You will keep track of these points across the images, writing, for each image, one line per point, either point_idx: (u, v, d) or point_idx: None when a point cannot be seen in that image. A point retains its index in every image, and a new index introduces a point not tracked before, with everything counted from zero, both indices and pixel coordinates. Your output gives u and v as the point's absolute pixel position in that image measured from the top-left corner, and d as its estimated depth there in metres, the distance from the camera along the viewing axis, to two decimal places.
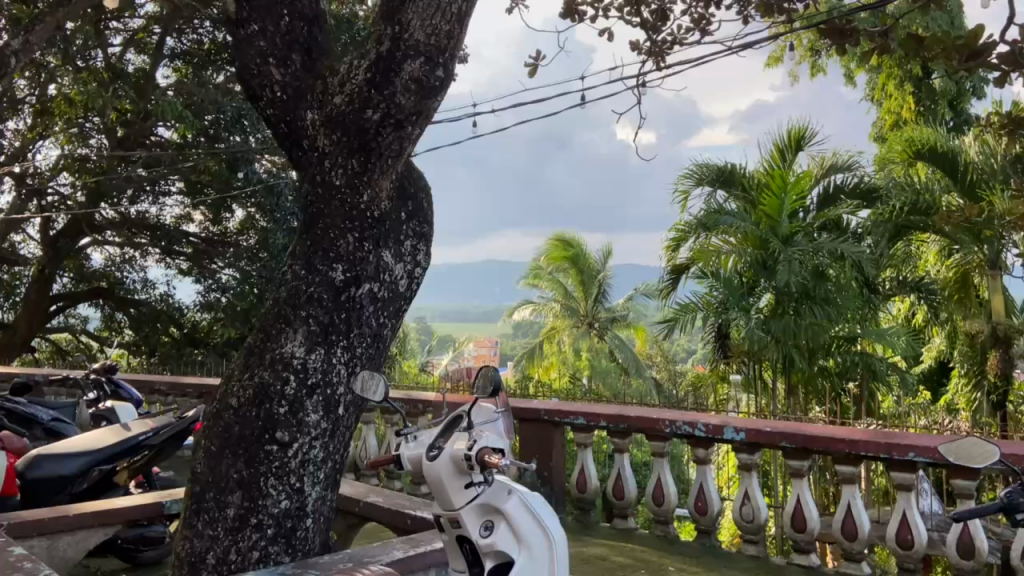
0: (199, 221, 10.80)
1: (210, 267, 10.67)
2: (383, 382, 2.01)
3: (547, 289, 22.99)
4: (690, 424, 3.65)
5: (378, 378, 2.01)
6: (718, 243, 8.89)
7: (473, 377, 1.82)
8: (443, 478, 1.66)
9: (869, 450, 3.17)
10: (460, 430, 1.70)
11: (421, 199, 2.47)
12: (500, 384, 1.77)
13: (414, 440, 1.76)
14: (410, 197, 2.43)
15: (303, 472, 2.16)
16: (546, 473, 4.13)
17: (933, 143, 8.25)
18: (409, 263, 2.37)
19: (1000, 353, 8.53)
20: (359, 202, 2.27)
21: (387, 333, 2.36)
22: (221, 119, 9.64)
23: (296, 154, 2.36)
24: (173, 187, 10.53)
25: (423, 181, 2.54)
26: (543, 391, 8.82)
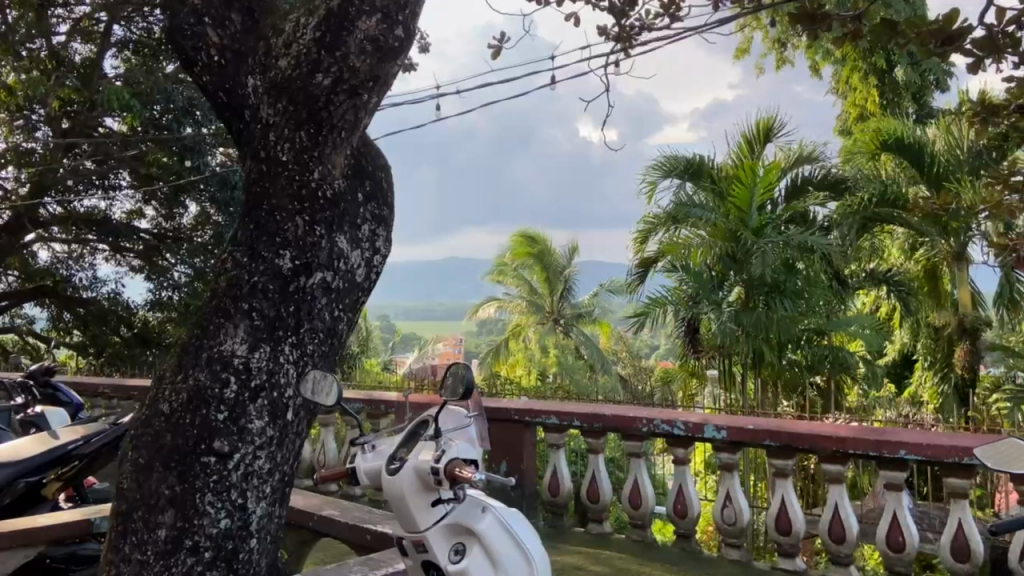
0: (150, 216, 10.34)
1: (162, 264, 10.25)
2: (336, 383, 1.79)
3: (512, 285, 22.79)
4: (668, 422, 3.45)
5: (329, 379, 1.78)
6: (688, 235, 8.83)
7: (442, 375, 1.58)
8: (406, 495, 1.48)
9: (859, 447, 3.01)
10: (426, 439, 1.50)
11: (380, 179, 2.23)
12: (472, 385, 1.52)
13: (373, 451, 1.57)
14: (367, 176, 2.18)
15: (246, 487, 1.91)
16: (515, 476, 3.90)
17: (899, 134, 8.48)
18: (367, 249, 2.13)
19: (966, 345, 8.77)
20: (309, 180, 2.01)
21: (342, 328, 2.11)
22: (171, 109, 9.19)
23: (237, 127, 2.10)
24: (124, 181, 10.07)
25: (381, 160, 2.30)
26: (511, 389, 8.61)
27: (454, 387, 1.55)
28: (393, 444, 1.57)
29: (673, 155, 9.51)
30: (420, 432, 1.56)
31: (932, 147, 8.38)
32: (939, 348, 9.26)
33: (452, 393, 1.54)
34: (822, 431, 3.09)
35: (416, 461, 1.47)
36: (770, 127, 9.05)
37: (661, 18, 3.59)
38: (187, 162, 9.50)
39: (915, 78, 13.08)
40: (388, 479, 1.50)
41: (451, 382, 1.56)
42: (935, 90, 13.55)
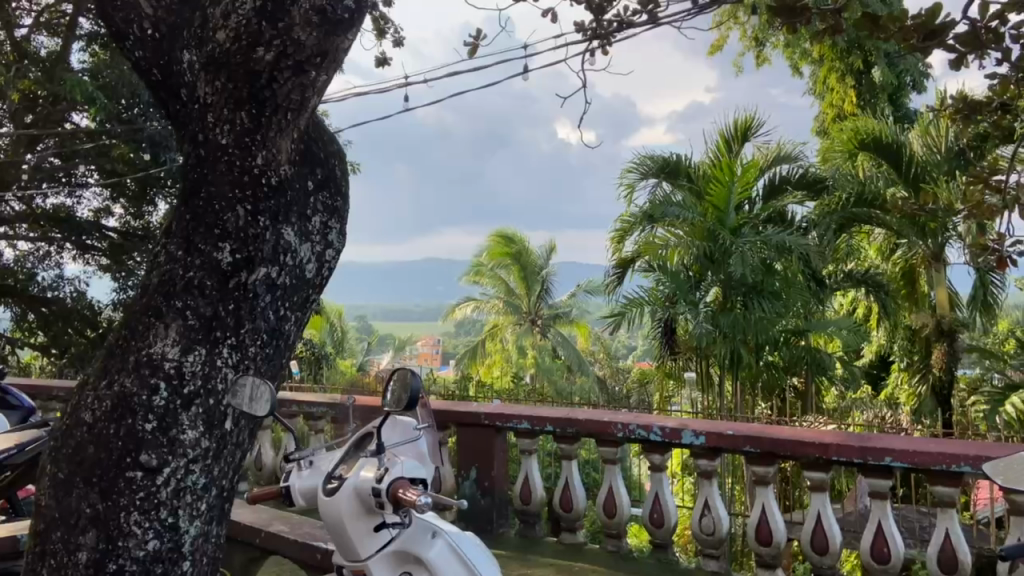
0: (118, 214, 10.04)
1: (129, 263, 9.98)
2: (271, 391, 1.61)
3: (489, 285, 22.59)
4: (644, 426, 3.29)
5: (265, 385, 1.61)
6: (664, 235, 8.65)
7: (387, 393, 1.64)
8: (345, 517, 1.54)
9: (842, 454, 2.87)
10: (368, 458, 1.56)
11: (333, 167, 2.05)
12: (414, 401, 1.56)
13: (311, 468, 1.67)
14: (318, 164, 2.00)
15: (179, 505, 1.73)
16: (485, 483, 3.73)
17: (877, 133, 8.41)
18: (319, 241, 1.95)
19: (945, 347, 8.70)
20: (253, 166, 1.83)
21: (291, 329, 1.93)
22: (138, 103, 8.88)
23: (173, 108, 1.92)
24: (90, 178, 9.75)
25: (335, 147, 2.12)
26: (487, 392, 8.43)
27: (396, 400, 1.61)
28: (334, 461, 1.66)
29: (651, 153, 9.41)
30: (363, 446, 1.65)
31: (911, 149, 8.36)
32: (915, 350, 9.24)
33: (395, 405, 1.60)
34: (805, 437, 2.96)
35: (355, 480, 1.55)
36: (749, 126, 8.97)
37: (639, 12, 3.46)
38: (155, 158, 9.24)
39: (892, 79, 13.12)
40: (327, 501, 1.57)
41: (392, 394, 1.63)
42: (912, 91, 13.60)
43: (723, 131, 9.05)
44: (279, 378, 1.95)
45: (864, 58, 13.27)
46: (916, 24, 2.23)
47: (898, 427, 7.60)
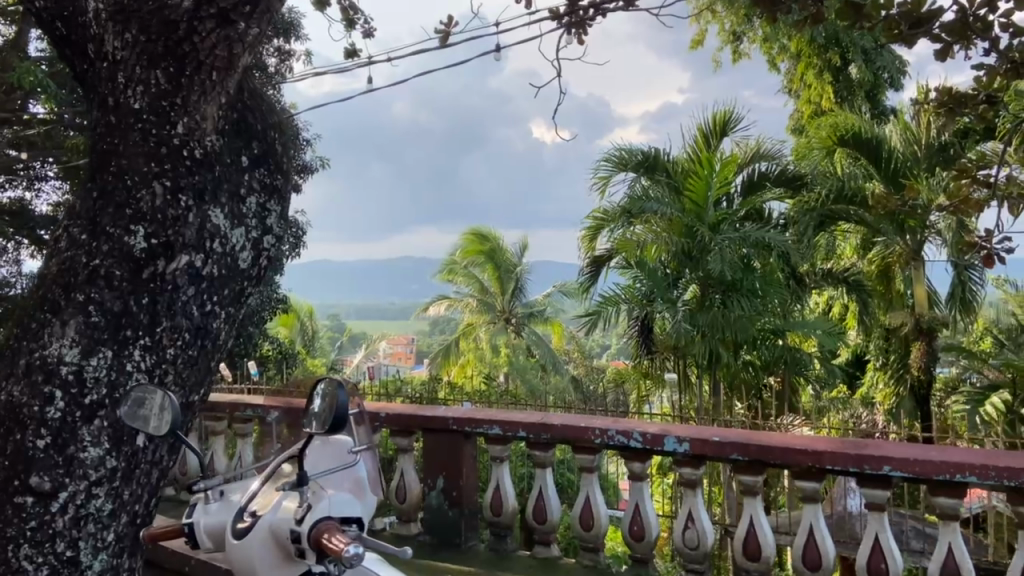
0: None
1: None
2: (171, 404, 1.44)
3: (462, 283, 22.26)
4: (624, 433, 3.05)
5: (167, 394, 1.45)
6: (640, 231, 8.45)
7: (311, 414, 1.47)
8: (257, 558, 1.41)
9: (837, 463, 2.66)
10: (287, 492, 1.43)
11: (270, 139, 2.09)
12: (339, 420, 1.38)
13: (220, 502, 1.55)
14: (253, 137, 2.05)
15: (80, 536, 1.77)
16: (453, 493, 3.46)
17: (857, 129, 8.44)
18: (256, 222, 1.99)
19: (923, 345, 8.55)
20: (178, 130, 1.83)
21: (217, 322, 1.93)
22: None
23: (82, 68, 1.92)
24: (50, 172, 9.29)
25: (273, 119, 2.14)
26: (458, 394, 8.16)
27: (320, 420, 1.44)
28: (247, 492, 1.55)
29: (628, 147, 9.22)
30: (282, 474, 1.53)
31: (890, 145, 8.33)
32: (893, 350, 9.15)
33: (318, 426, 1.42)
34: (797, 445, 2.74)
35: (273, 517, 1.41)
36: (727, 119, 8.80)
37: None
38: None
39: (869, 76, 13.10)
40: (236, 541, 1.44)
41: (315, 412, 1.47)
42: (889, 88, 13.59)
43: (701, 124, 8.89)
44: (205, 380, 1.97)
45: (841, 54, 13.25)
46: (902, 12, 2.17)
47: (877, 428, 7.51)
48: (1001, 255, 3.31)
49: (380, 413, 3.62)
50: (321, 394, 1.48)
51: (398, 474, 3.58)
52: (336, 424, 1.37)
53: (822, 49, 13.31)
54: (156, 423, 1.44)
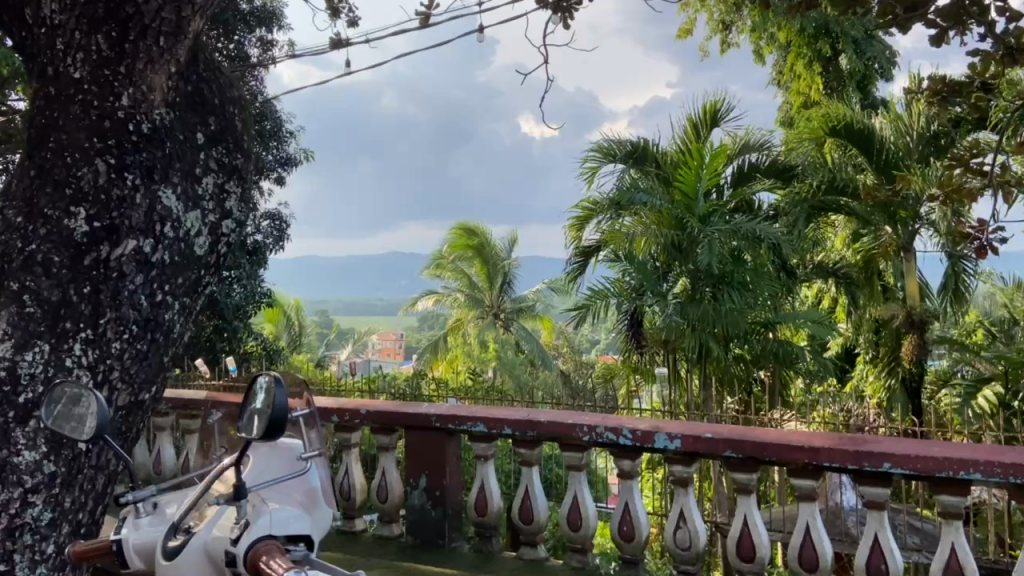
0: None
1: None
2: (98, 404, 1.43)
3: (450, 278, 22.09)
4: (613, 430, 2.93)
5: (94, 397, 1.43)
6: (628, 223, 8.36)
7: (244, 421, 1.38)
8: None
9: (834, 459, 2.54)
10: (224, 512, 1.40)
11: (229, 119, 2.48)
12: (271, 426, 1.28)
13: (151, 517, 1.51)
14: (210, 114, 2.43)
15: (15, 548, 2.12)
16: (436, 493, 3.34)
17: (848, 120, 8.35)
18: (212, 204, 2.39)
19: (914, 338, 8.48)
20: (128, 96, 2.23)
21: (169, 300, 2.31)
22: None
23: (35, 56, 2.32)
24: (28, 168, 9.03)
25: (233, 95, 2.54)
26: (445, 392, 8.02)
27: (255, 418, 1.34)
28: (180, 508, 1.52)
29: (617, 139, 9.11)
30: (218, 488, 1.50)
31: (881, 135, 8.28)
32: (883, 343, 9.09)
33: (253, 426, 1.33)
34: (793, 441, 2.63)
35: (208, 535, 1.38)
36: (717, 109, 8.70)
37: None
38: None
39: (860, 66, 13.04)
40: (164, 563, 1.39)
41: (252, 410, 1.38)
42: (880, 79, 13.52)
43: (691, 115, 8.77)
44: (157, 375, 2.36)
45: (831, 44, 13.18)
46: None
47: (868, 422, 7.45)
48: (993, 246, 3.25)
49: (360, 409, 3.49)
50: (259, 388, 1.38)
51: (380, 472, 3.46)
52: (273, 427, 1.27)
53: (812, 40, 13.24)
54: (76, 428, 1.44)
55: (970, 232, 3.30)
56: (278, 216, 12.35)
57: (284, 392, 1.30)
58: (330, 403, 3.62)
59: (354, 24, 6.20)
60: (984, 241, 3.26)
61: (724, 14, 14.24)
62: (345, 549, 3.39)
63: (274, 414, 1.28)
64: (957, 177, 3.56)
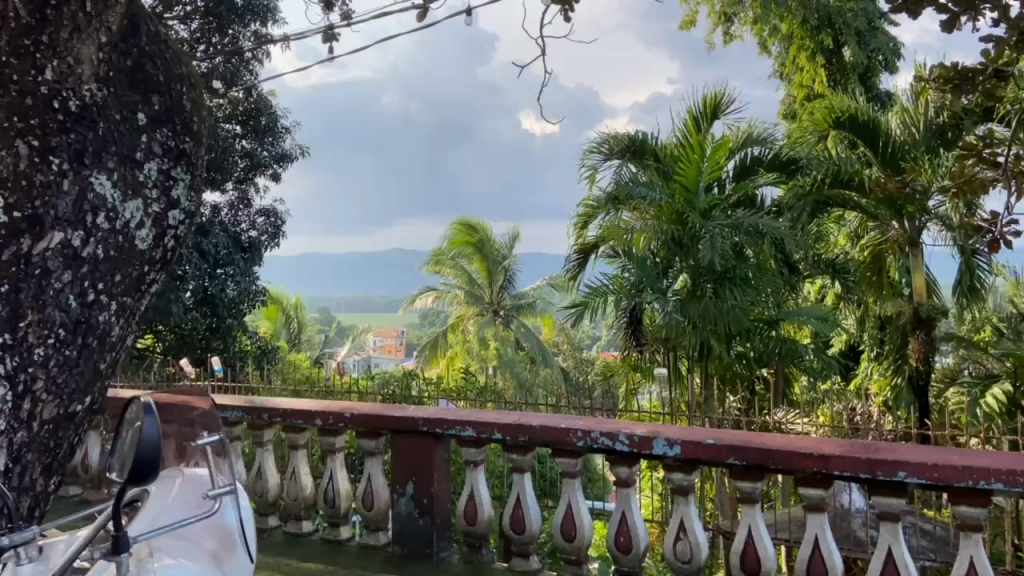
0: None
1: None
2: None
3: (450, 274, 21.88)
4: (609, 436, 2.76)
5: None
6: (629, 218, 8.18)
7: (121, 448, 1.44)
8: None
9: (845, 468, 2.39)
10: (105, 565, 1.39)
11: (175, 98, 2.28)
12: (140, 472, 1.19)
13: (34, 562, 1.47)
14: (153, 91, 2.23)
15: None
16: (423, 500, 3.18)
17: (853, 112, 8.15)
18: (157, 192, 2.20)
19: (921, 336, 8.28)
20: (53, 69, 2.03)
21: (105, 299, 2.11)
22: None
23: None
24: None
25: (180, 73, 2.34)
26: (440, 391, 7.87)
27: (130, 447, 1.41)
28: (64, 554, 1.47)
29: (616, 133, 8.97)
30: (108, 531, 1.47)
31: (888, 128, 8.12)
32: (888, 341, 8.92)
33: (125, 462, 1.25)
34: (800, 448, 2.47)
35: None
36: (717, 102, 8.54)
37: None
38: None
39: (863, 58, 12.88)
40: None
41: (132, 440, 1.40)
42: (884, 71, 13.35)
43: (691, 108, 8.60)
44: (91, 384, 2.14)
45: (834, 36, 13.01)
46: None
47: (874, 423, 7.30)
48: (1006, 240, 3.06)
49: (345, 412, 3.33)
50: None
51: (365, 477, 3.30)
52: (142, 470, 1.18)
53: (815, 31, 13.08)
54: None
55: (981, 224, 3.11)
56: (273, 212, 12.23)
57: (157, 427, 1.21)
58: (311, 406, 3.46)
59: (347, 17, 6.05)
60: (997, 235, 3.07)
61: (726, 5, 14.06)
62: (328, 559, 3.24)
63: (142, 456, 1.18)
64: (970, 167, 3.37)
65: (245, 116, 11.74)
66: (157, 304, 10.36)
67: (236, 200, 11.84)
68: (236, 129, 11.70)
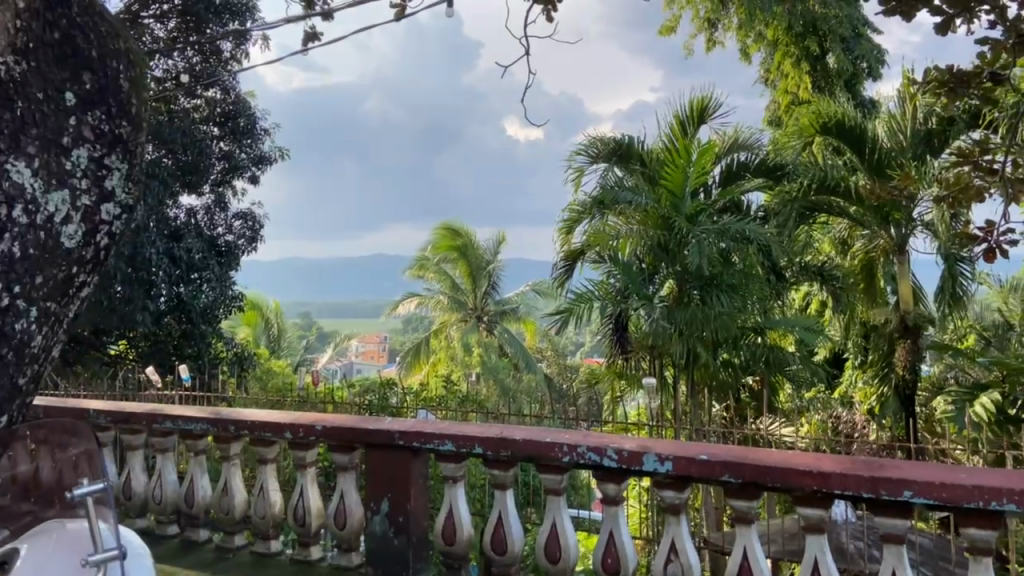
0: None
1: None
2: None
3: (433, 280, 21.59)
4: (597, 451, 2.60)
5: None
6: (615, 223, 8.02)
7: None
8: None
9: (847, 487, 2.24)
10: None
11: (112, 74, 1.99)
12: None
13: None
14: (85, 65, 1.94)
15: None
16: (399, 518, 3.00)
17: (840, 116, 8.10)
18: (87, 181, 1.92)
19: (908, 343, 8.21)
20: None
21: (24, 304, 1.84)
22: None
23: None
24: None
25: (122, 45, 2.05)
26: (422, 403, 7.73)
27: None
28: None
29: (601, 137, 8.87)
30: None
31: (874, 134, 8.06)
32: (874, 350, 8.86)
33: None
34: (799, 466, 2.31)
35: None
36: (704, 106, 8.45)
37: None
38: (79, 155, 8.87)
39: (847, 65, 12.91)
40: None
41: None
42: (868, 78, 13.39)
43: (678, 112, 8.49)
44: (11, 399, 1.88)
45: (818, 43, 13.03)
46: None
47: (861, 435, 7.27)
48: (1002, 249, 2.88)
49: (316, 425, 3.15)
50: None
51: (337, 494, 3.12)
52: None
53: (800, 38, 13.10)
54: None
55: (976, 234, 2.92)
56: (250, 216, 11.99)
57: None
58: (281, 417, 3.29)
59: (326, 16, 5.91)
60: (992, 243, 2.88)
61: (710, 10, 14.06)
62: None
63: None
64: (965, 174, 3.24)
65: (223, 118, 11.53)
66: (125, 312, 10.16)
67: (213, 203, 11.60)
68: (213, 130, 11.49)
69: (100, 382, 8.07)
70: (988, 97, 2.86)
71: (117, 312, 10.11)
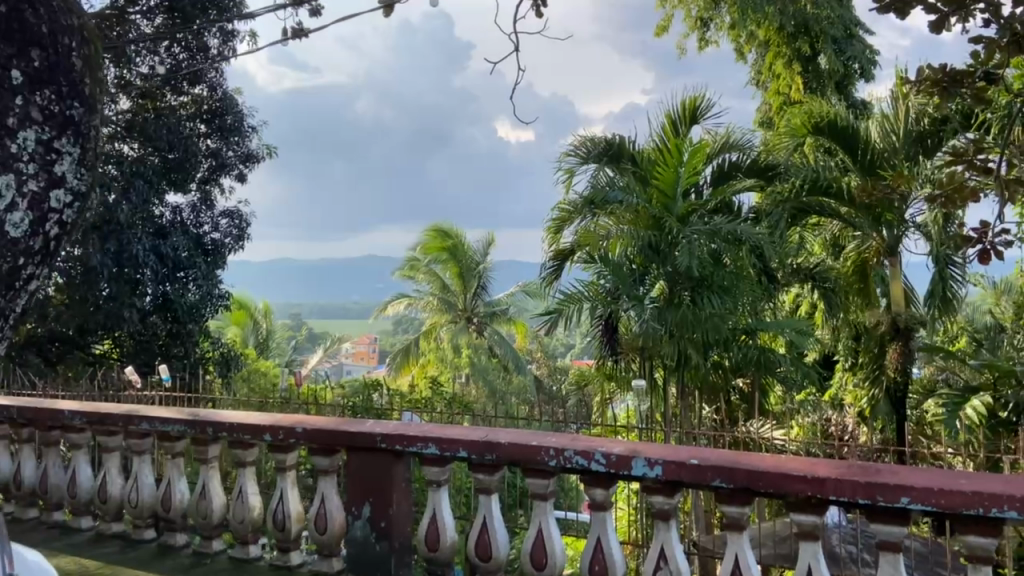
0: None
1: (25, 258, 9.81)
2: None
3: (424, 280, 21.41)
4: (584, 454, 2.51)
5: None
6: (606, 223, 7.94)
7: None
8: None
9: (842, 493, 2.17)
10: None
11: (64, 56, 1.91)
12: None
13: None
14: (33, 45, 1.86)
15: None
16: (381, 523, 2.91)
17: (832, 117, 8.07)
18: (34, 166, 1.85)
19: (900, 346, 8.16)
20: None
21: None
22: None
23: None
24: None
25: (75, 25, 1.98)
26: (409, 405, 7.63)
27: None
28: None
29: (592, 137, 8.81)
30: None
31: (867, 135, 8.04)
32: (865, 352, 8.83)
33: None
34: (793, 471, 2.24)
35: None
36: (696, 106, 8.40)
37: None
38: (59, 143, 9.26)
39: (840, 65, 12.92)
40: None
41: None
42: (859, 79, 13.40)
43: (669, 111, 8.43)
44: None
45: (810, 43, 13.02)
46: None
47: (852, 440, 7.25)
48: (997, 251, 2.80)
49: (296, 426, 3.06)
50: None
51: (318, 498, 3.04)
52: None
53: (791, 38, 13.08)
54: None
55: (971, 234, 2.83)
56: (237, 214, 11.86)
57: None
58: (260, 419, 3.20)
59: (314, 11, 5.83)
60: (987, 245, 2.80)
61: (702, 10, 14.04)
62: None
63: None
64: (960, 174, 3.17)
65: (209, 115, 11.44)
66: (110, 310, 10.23)
67: (199, 202, 11.46)
68: (200, 127, 11.40)
69: (78, 383, 7.98)
70: (982, 97, 2.81)
71: (102, 309, 10.20)
